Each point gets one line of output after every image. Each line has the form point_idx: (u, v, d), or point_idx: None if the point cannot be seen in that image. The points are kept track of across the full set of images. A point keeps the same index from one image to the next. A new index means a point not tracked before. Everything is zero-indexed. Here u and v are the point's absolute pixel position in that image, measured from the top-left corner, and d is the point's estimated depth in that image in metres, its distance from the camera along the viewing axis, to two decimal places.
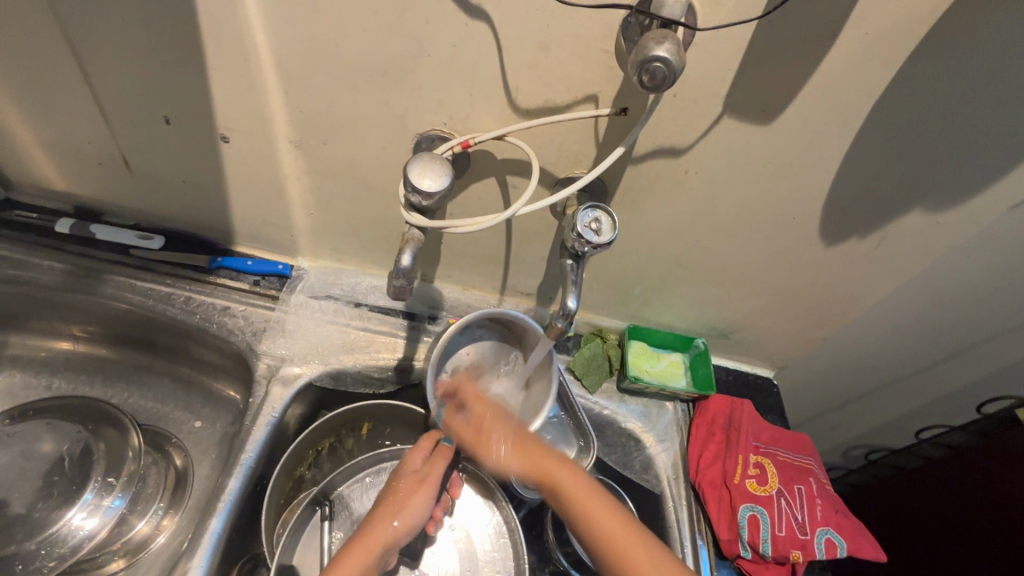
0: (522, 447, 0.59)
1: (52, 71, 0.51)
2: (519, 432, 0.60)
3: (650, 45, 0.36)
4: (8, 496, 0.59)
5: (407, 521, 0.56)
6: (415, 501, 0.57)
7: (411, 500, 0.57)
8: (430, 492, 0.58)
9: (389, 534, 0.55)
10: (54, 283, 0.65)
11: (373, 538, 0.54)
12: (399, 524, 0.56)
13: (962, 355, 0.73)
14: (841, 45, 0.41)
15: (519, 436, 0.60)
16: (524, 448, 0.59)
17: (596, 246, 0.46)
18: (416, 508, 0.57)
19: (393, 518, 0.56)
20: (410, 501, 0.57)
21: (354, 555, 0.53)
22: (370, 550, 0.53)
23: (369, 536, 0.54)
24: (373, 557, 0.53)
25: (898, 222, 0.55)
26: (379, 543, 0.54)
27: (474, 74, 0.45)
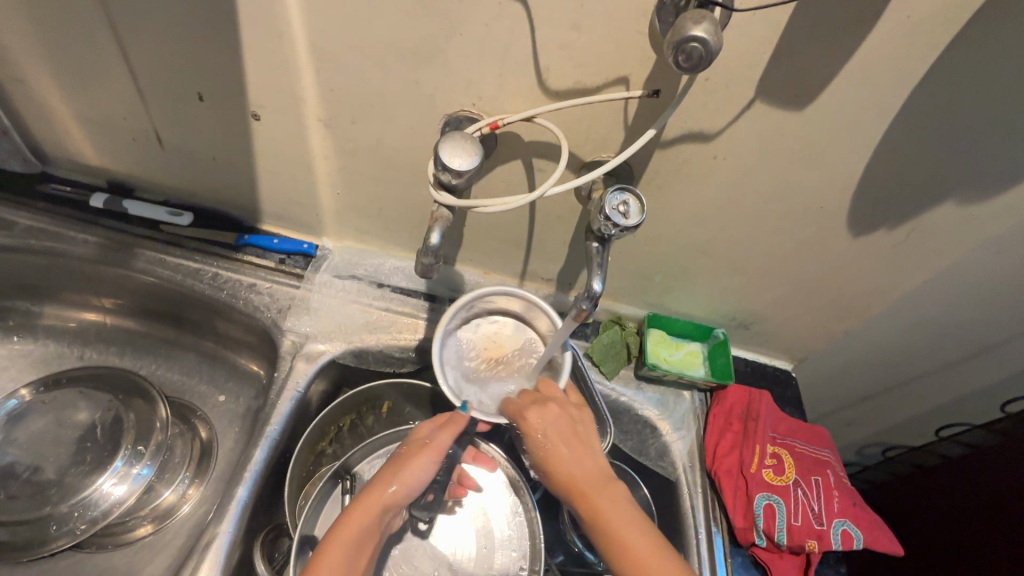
0: (571, 439, 0.54)
1: (90, 47, 0.52)
2: (571, 422, 0.54)
3: (687, 25, 0.36)
4: (42, 462, 0.62)
5: (410, 487, 0.54)
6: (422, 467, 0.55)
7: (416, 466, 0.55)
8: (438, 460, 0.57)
9: (391, 497, 0.53)
10: (88, 256, 0.67)
11: (374, 500, 0.53)
12: (403, 488, 0.54)
13: (988, 354, 0.72)
14: (883, 29, 0.41)
15: (571, 425, 0.54)
16: (572, 439, 0.54)
17: (624, 229, 0.46)
18: (422, 474, 0.55)
19: (396, 482, 0.54)
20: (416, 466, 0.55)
21: (354, 516, 0.52)
22: (370, 512, 0.52)
23: (370, 497, 0.53)
24: (372, 520, 0.52)
25: (930, 213, 0.54)
26: (379, 504, 0.53)
27: (506, 55, 0.45)
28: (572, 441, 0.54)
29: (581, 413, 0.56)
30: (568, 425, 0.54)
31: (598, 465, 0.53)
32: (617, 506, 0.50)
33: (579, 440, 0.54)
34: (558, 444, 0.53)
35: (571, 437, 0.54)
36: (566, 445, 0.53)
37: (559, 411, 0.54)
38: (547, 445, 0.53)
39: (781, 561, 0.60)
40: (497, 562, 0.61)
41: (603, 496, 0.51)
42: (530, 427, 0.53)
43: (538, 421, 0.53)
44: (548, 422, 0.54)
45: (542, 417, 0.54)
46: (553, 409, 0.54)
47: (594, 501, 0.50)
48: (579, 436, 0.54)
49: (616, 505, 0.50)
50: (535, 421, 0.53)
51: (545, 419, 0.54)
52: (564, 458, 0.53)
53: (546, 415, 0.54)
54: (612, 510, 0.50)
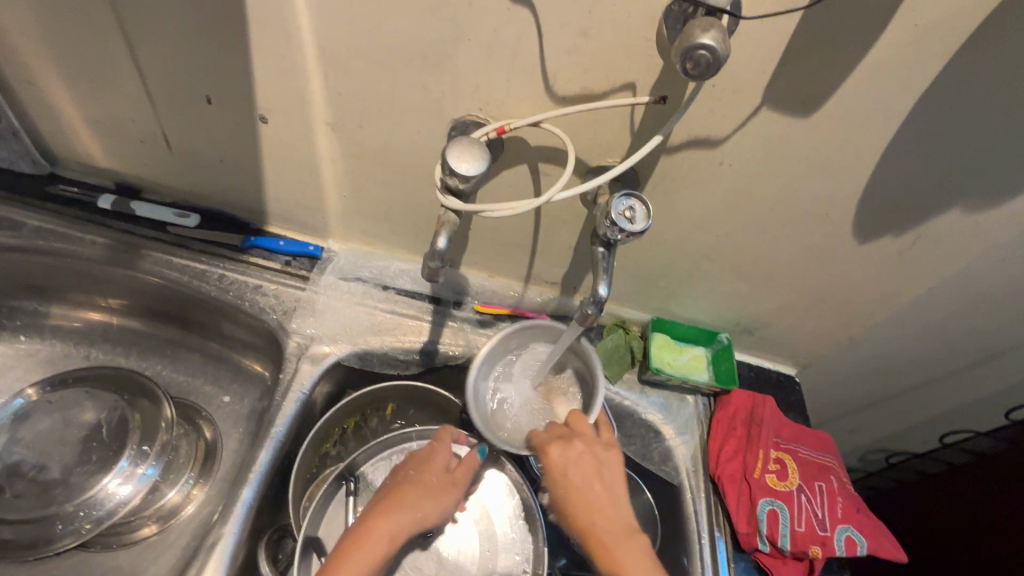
0: (594, 479, 0.55)
1: (101, 50, 0.53)
2: (595, 462, 0.55)
3: (695, 33, 0.36)
4: (49, 461, 0.62)
5: (429, 518, 0.56)
6: (441, 498, 0.57)
7: (435, 497, 0.57)
8: (455, 492, 0.59)
9: (411, 526, 0.55)
10: (95, 257, 0.67)
11: (399, 529, 0.54)
12: (424, 518, 0.56)
13: (993, 361, 0.72)
14: (890, 37, 0.41)
15: (595, 466, 0.55)
16: (594, 480, 0.55)
17: (630, 234, 0.46)
18: (441, 506, 0.57)
19: (419, 511, 0.56)
20: (434, 498, 0.57)
21: (377, 543, 0.53)
22: (391, 540, 0.53)
23: (393, 524, 0.54)
24: (392, 547, 0.54)
25: (936, 221, 0.54)
26: (403, 534, 0.54)
27: (513, 60, 0.46)
28: (594, 483, 0.54)
29: (606, 453, 0.56)
30: (592, 466, 0.55)
31: (615, 510, 0.54)
32: (633, 554, 0.51)
33: (602, 482, 0.55)
34: (579, 484, 0.54)
35: (594, 479, 0.54)
36: (587, 487, 0.54)
37: (584, 450, 0.55)
38: (569, 485, 0.54)
39: (784, 567, 0.60)
40: (500, 564, 0.61)
41: (619, 542, 0.51)
42: (552, 466, 0.54)
43: (560, 460, 0.54)
44: (571, 461, 0.55)
45: (565, 457, 0.55)
46: (578, 449, 0.55)
47: (608, 546, 0.51)
48: (601, 479, 0.55)
49: (631, 553, 0.51)
50: (558, 460, 0.55)
51: (568, 458, 0.55)
52: (583, 499, 0.54)
53: (571, 453, 0.55)
54: (626, 557, 0.51)
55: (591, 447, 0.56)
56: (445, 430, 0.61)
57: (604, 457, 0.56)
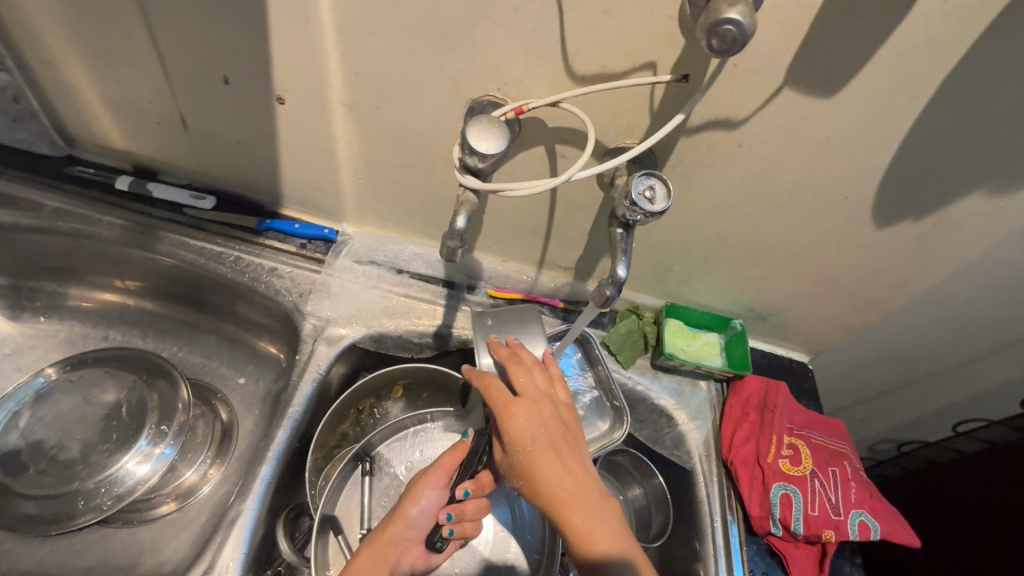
0: (558, 443, 0.50)
1: (118, 30, 0.53)
2: (560, 422, 0.51)
3: (721, 8, 0.35)
4: (69, 440, 0.63)
5: (410, 513, 0.54)
6: (417, 494, 0.55)
7: (408, 495, 0.55)
8: (430, 482, 0.55)
9: (393, 528, 0.53)
10: (113, 238, 0.67)
11: (375, 532, 0.53)
12: (403, 518, 0.54)
13: (1010, 349, 0.71)
14: (919, 15, 0.40)
15: (561, 427, 0.51)
16: (559, 442, 0.50)
17: (649, 215, 0.46)
18: (416, 499, 0.55)
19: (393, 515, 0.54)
20: (409, 499, 0.55)
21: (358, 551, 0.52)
22: (370, 545, 0.52)
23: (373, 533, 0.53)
24: (374, 551, 0.51)
25: (958, 205, 0.54)
26: (379, 536, 0.52)
27: (533, 39, 0.45)
28: (560, 446, 0.50)
29: (568, 414, 0.52)
30: (556, 428, 0.50)
31: (581, 473, 0.50)
32: (597, 513, 0.48)
33: (567, 444, 0.50)
34: (545, 448, 0.49)
35: (560, 441, 0.50)
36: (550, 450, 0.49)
37: (547, 411, 0.51)
38: (532, 449, 0.49)
39: (797, 551, 0.61)
40: (513, 547, 0.63)
41: (584, 504, 0.48)
42: (515, 432, 0.49)
43: (523, 425, 0.49)
44: (534, 424, 0.50)
45: (528, 419, 0.50)
46: (543, 411, 0.51)
47: (573, 509, 0.48)
48: (566, 441, 0.50)
49: (593, 512, 0.49)
50: (521, 422, 0.50)
51: (531, 421, 0.50)
52: (551, 465, 0.49)
53: (532, 416, 0.50)
54: (591, 518, 0.48)
55: (553, 409, 0.51)
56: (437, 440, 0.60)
57: (565, 419, 0.52)
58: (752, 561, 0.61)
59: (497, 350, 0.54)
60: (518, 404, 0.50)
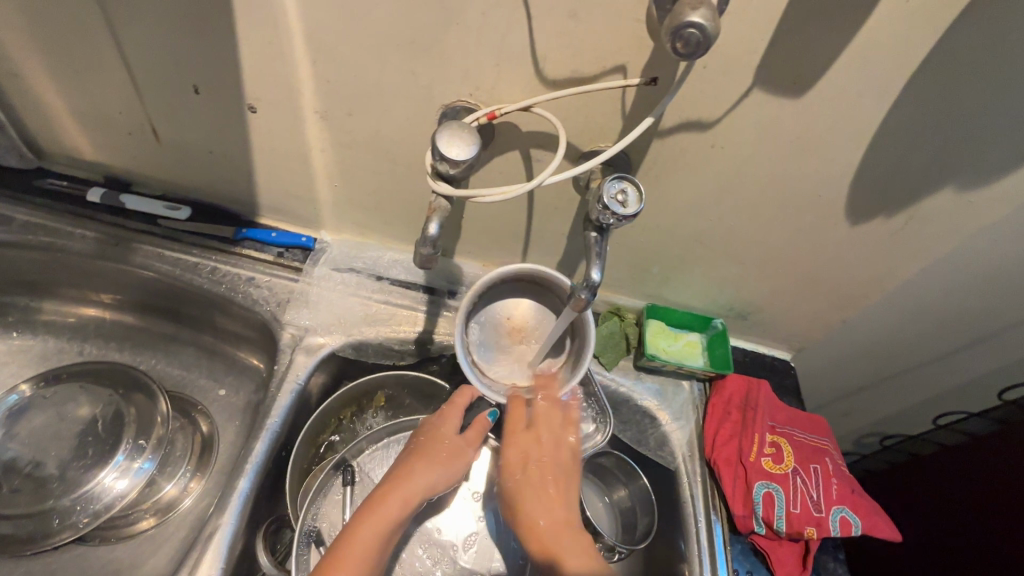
0: (547, 478, 0.57)
1: (83, 39, 0.52)
2: (554, 460, 0.58)
3: (685, 11, 0.36)
4: (44, 457, 0.62)
5: (443, 481, 0.57)
6: (454, 464, 0.58)
7: (445, 463, 0.58)
8: (465, 458, 0.59)
9: (424, 490, 0.56)
10: (85, 251, 0.67)
11: (408, 492, 0.55)
12: (435, 483, 0.57)
13: (985, 341, 0.73)
14: (880, 16, 0.40)
15: (552, 466, 0.58)
16: (547, 479, 0.57)
17: (622, 218, 0.46)
18: (444, 469, 0.58)
19: (430, 475, 0.56)
20: (443, 464, 0.57)
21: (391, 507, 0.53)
22: (404, 503, 0.54)
23: (408, 489, 0.55)
24: (406, 510, 0.54)
25: (928, 201, 0.54)
26: (415, 495, 0.55)
27: (503, 44, 0.45)
28: (550, 481, 0.57)
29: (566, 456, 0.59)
30: (549, 465, 0.58)
31: (562, 511, 0.56)
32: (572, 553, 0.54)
33: (554, 482, 0.58)
34: (535, 479, 0.57)
35: (548, 476, 0.58)
36: (541, 482, 0.57)
37: (545, 449, 0.58)
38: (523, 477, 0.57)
39: (780, 549, 0.61)
40: (499, 552, 0.61)
41: (561, 542, 0.54)
42: (511, 460, 0.57)
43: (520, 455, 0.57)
44: (531, 455, 0.57)
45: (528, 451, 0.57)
46: (541, 447, 0.57)
47: (553, 537, 0.54)
48: (553, 480, 0.58)
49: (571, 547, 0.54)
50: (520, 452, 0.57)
51: (530, 452, 0.57)
52: (535, 496, 0.56)
53: (531, 450, 0.57)
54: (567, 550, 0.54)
55: (552, 447, 0.58)
56: (460, 391, 0.61)
57: (563, 461, 0.58)
58: (736, 560, 0.62)
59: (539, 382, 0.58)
60: (524, 435, 0.57)
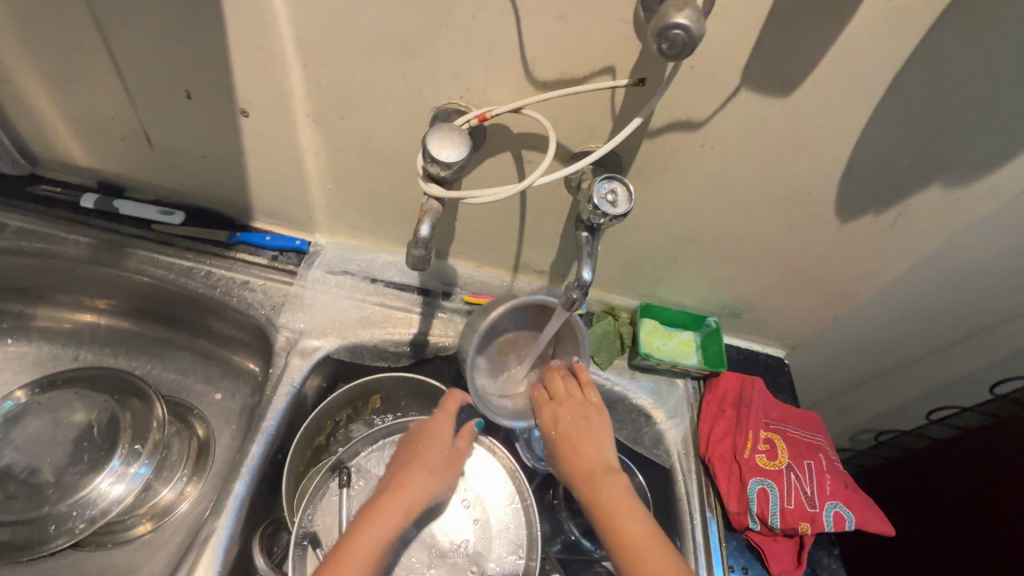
0: (581, 432, 0.58)
1: (76, 46, 0.52)
2: (583, 415, 0.59)
3: (670, 12, 0.36)
4: (40, 463, 0.62)
5: (441, 488, 0.58)
6: (450, 473, 0.60)
7: (443, 471, 0.59)
8: (459, 466, 0.61)
9: (424, 496, 0.57)
10: (79, 257, 0.67)
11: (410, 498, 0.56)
12: (434, 490, 0.58)
13: (976, 337, 0.74)
14: (864, 15, 0.41)
15: (582, 421, 0.58)
16: (581, 432, 0.58)
17: (612, 218, 0.47)
18: (446, 477, 0.59)
19: (429, 482, 0.57)
20: (442, 472, 0.59)
21: (394, 514, 0.54)
22: (407, 510, 0.55)
23: (409, 497, 0.56)
24: (410, 518, 0.55)
25: (915, 198, 0.55)
26: (415, 503, 0.56)
27: (492, 46, 0.46)
28: (584, 434, 0.58)
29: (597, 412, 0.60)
30: (580, 420, 0.58)
31: (602, 456, 0.57)
32: (617, 494, 0.53)
33: (589, 435, 0.58)
34: (569, 435, 0.58)
35: (580, 430, 0.58)
36: (575, 437, 0.58)
37: (571, 407, 0.59)
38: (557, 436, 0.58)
39: (774, 544, 0.61)
40: (494, 554, 0.60)
41: (606, 485, 0.54)
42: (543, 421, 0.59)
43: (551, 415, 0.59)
44: (561, 415, 0.59)
45: (556, 413, 0.59)
46: (567, 407, 0.59)
47: (596, 484, 0.54)
48: (590, 432, 0.58)
49: (617, 492, 0.54)
50: (549, 415, 0.59)
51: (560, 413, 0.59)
52: (575, 448, 0.57)
53: (560, 411, 0.59)
54: (613, 495, 0.53)
55: (576, 405, 0.59)
56: (448, 397, 0.63)
57: (595, 416, 0.59)
58: (731, 556, 0.62)
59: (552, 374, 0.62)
60: (549, 402, 0.60)
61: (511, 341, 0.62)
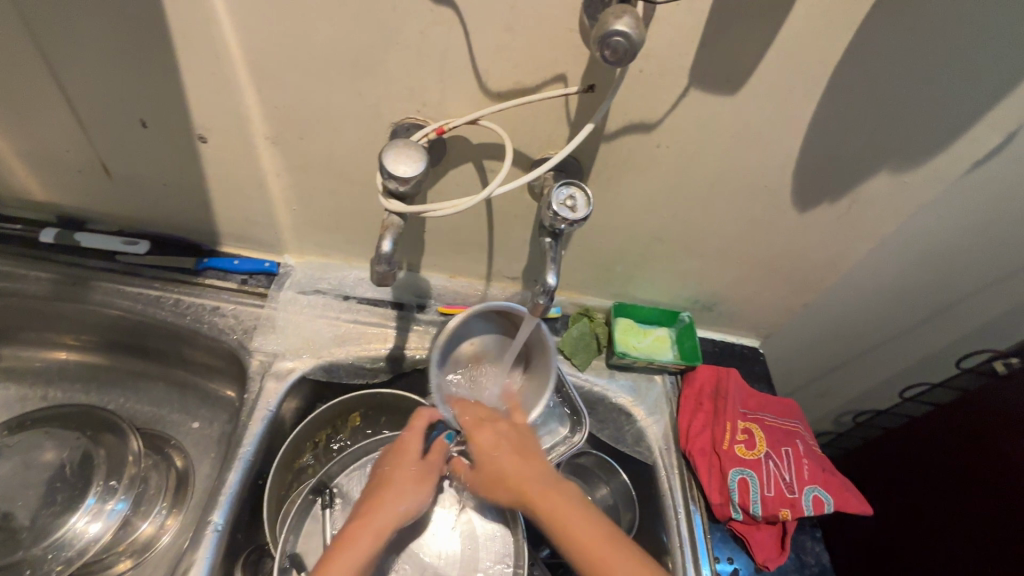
0: (518, 449, 0.58)
1: (24, 80, 0.52)
2: (520, 435, 0.59)
3: (610, 20, 0.37)
4: (12, 507, 0.59)
5: (413, 508, 0.57)
6: (421, 489, 0.58)
7: (413, 489, 0.58)
8: (431, 482, 0.60)
9: (395, 518, 0.56)
10: (42, 293, 0.66)
11: (379, 522, 0.54)
12: (406, 510, 0.57)
13: (942, 314, 0.77)
14: (800, 13, 0.42)
15: (518, 438, 0.59)
16: (518, 450, 0.58)
17: (572, 223, 0.47)
18: (414, 495, 0.58)
19: (400, 504, 0.56)
20: (412, 491, 0.58)
21: (364, 539, 0.53)
22: (378, 534, 0.54)
23: (382, 518, 0.55)
24: (380, 542, 0.54)
25: (866, 184, 0.57)
26: (385, 526, 0.54)
27: (444, 61, 0.46)
28: (523, 453, 0.58)
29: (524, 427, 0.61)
30: (515, 439, 0.59)
31: (542, 470, 0.57)
32: (565, 502, 0.54)
33: (524, 453, 0.58)
34: (507, 454, 0.58)
35: (518, 447, 0.58)
36: (518, 460, 0.57)
37: (508, 432, 0.59)
38: (496, 458, 0.58)
39: (757, 532, 0.62)
40: (483, 564, 0.60)
41: (549, 498, 0.54)
42: (479, 446, 0.58)
43: (488, 439, 0.58)
44: (495, 437, 0.59)
45: (491, 436, 0.59)
46: (502, 427, 0.60)
47: (545, 500, 0.54)
48: (525, 448, 0.58)
49: (566, 506, 0.54)
50: (485, 438, 0.59)
51: (496, 435, 0.59)
52: (513, 465, 0.57)
53: (499, 433, 0.59)
54: (562, 509, 0.54)
55: (508, 424, 0.60)
56: (415, 414, 0.60)
57: (526, 432, 0.60)
58: (716, 548, 0.63)
59: (479, 409, 0.61)
60: (483, 427, 0.59)
61: (479, 350, 0.64)
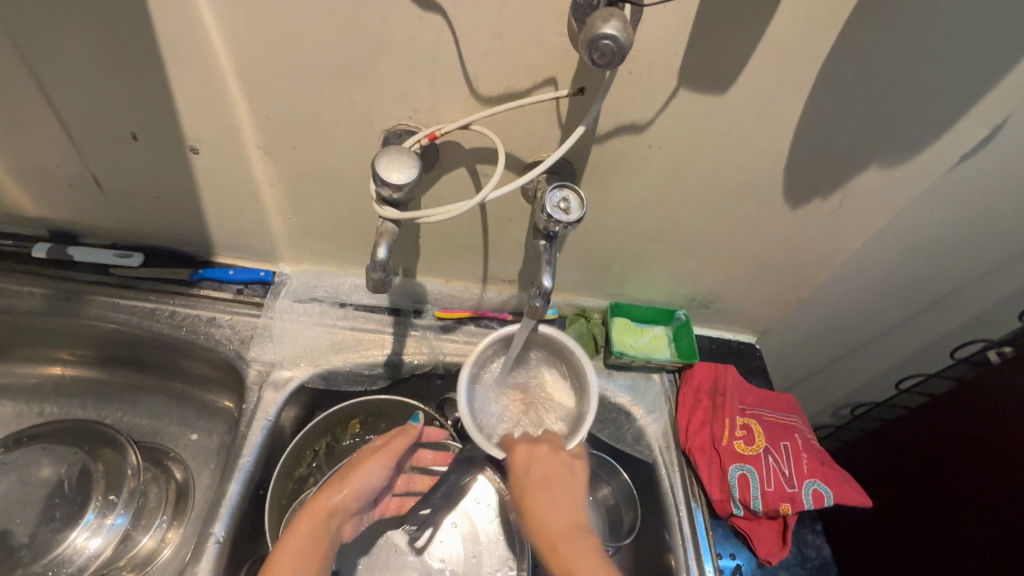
0: (554, 481, 0.54)
1: (13, 96, 0.51)
2: (560, 467, 0.55)
3: (597, 24, 0.37)
4: (10, 524, 0.59)
5: (357, 487, 0.57)
6: (368, 468, 0.58)
7: (359, 468, 0.58)
8: (384, 461, 0.58)
9: (337, 496, 0.56)
10: (36, 308, 0.66)
11: (320, 502, 0.55)
12: (345, 490, 0.56)
13: (936, 305, 0.78)
14: (786, 12, 0.43)
15: (555, 468, 0.55)
16: (554, 480, 0.54)
17: (566, 225, 0.48)
18: (363, 473, 0.57)
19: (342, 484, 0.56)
20: (357, 471, 0.58)
21: (303, 518, 0.54)
22: (317, 512, 0.54)
23: (318, 502, 0.55)
24: (320, 521, 0.54)
25: (856, 179, 0.57)
26: (325, 503, 0.55)
27: (434, 67, 0.46)
28: (555, 487, 0.53)
29: (573, 460, 0.56)
30: (554, 471, 0.54)
31: (572, 513, 0.52)
32: (586, 551, 0.49)
33: (560, 488, 0.53)
34: (539, 482, 0.54)
35: (554, 479, 0.54)
36: (552, 494, 0.53)
37: (547, 456, 0.55)
38: (526, 482, 0.54)
39: (759, 527, 0.62)
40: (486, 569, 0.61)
41: (571, 543, 0.50)
42: (515, 460, 0.55)
43: (525, 457, 0.55)
44: (532, 459, 0.55)
45: (527, 457, 0.55)
46: (541, 451, 0.56)
47: (563, 547, 0.49)
48: (560, 482, 0.54)
49: (583, 554, 0.49)
50: (521, 457, 0.55)
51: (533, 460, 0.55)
52: (540, 498, 0.53)
53: (534, 459, 0.55)
54: (579, 557, 0.48)
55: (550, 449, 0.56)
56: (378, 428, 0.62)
57: (568, 462, 0.56)
58: (719, 544, 0.63)
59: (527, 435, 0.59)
60: (522, 445, 0.56)
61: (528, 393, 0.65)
